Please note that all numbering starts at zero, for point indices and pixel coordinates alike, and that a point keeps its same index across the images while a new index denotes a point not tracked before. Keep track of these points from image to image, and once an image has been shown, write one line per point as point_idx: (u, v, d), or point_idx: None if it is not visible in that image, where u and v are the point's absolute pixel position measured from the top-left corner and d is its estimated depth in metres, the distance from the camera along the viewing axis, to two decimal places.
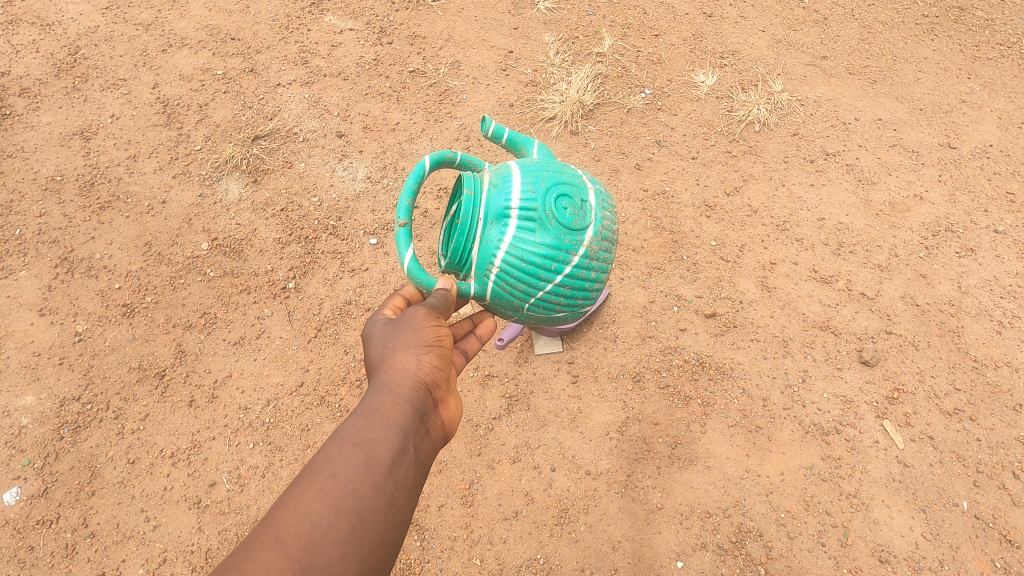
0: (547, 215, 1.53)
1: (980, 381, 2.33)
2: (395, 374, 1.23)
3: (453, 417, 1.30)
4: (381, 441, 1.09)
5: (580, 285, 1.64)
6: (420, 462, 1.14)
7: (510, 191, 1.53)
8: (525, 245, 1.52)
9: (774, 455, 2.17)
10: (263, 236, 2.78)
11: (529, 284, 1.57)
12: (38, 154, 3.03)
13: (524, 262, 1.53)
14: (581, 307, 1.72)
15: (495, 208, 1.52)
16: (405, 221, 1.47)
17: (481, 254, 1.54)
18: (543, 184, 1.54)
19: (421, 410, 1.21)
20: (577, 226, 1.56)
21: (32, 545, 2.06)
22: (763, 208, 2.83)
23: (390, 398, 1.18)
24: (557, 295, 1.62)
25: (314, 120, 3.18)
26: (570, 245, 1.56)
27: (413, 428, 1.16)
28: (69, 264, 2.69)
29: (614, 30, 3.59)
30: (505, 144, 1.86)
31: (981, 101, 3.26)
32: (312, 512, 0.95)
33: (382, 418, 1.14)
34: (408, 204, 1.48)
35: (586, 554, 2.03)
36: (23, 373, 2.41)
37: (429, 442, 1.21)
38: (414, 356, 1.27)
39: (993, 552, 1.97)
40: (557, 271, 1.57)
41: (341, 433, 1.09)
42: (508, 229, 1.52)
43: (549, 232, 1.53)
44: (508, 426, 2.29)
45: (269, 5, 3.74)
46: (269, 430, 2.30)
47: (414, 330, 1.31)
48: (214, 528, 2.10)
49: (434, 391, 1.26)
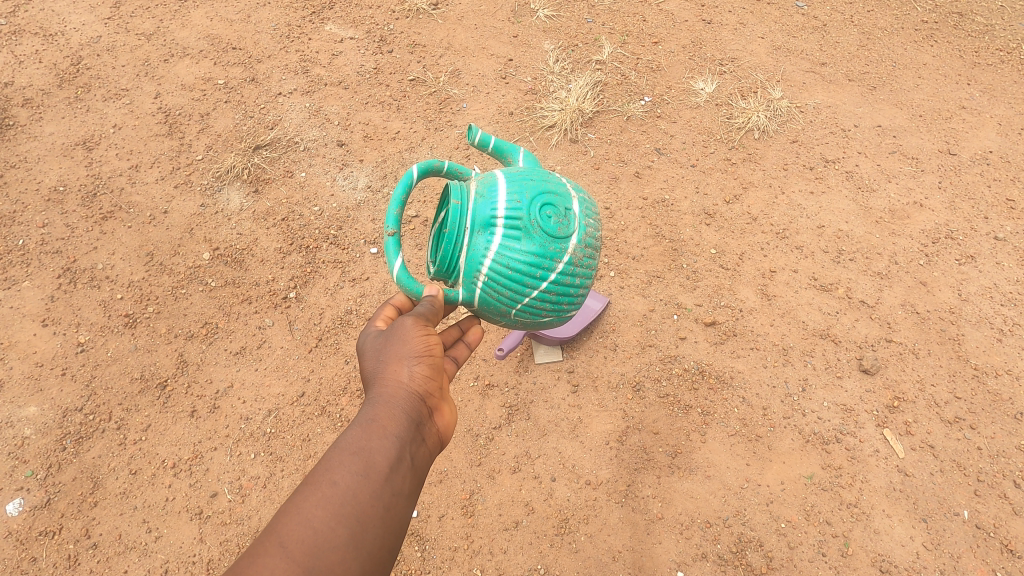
0: (532, 223, 1.52)
1: (981, 390, 2.33)
2: (390, 385, 1.24)
3: (447, 425, 1.30)
4: (379, 449, 1.10)
5: (566, 291, 1.63)
6: (417, 469, 1.15)
7: (496, 200, 1.53)
8: (511, 253, 1.52)
9: (774, 464, 2.18)
10: (264, 246, 2.79)
11: (515, 291, 1.56)
12: (41, 165, 3.05)
13: (509, 269, 1.53)
14: (567, 312, 1.71)
15: (482, 217, 1.53)
16: (394, 230, 1.46)
17: (468, 262, 1.55)
18: (528, 194, 1.54)
19: (416, 419, 1.21)
20: (561, 233, 1.55)
21: (34, 556, 2.07)
22: (763, 215, 2.83)
23: (387, 408, 1.19)
24: (543, 301, 1.61)
25: (314, 129, 3.20)
26: (555, 251, 1.55)
27: (410, 436, 1.17)
28: (72, 275, 2.70)
29: (614, 38, 3.60)
30: (492, 152, 1.84)
31: (981, 107, 3.26)
32: (314, 518, 0.96)
33: (379, 427, 1.14)
34: (396, 214, 1.47)
35: (587, 564, 2.03)
36: (26, 384, 2.43)
37: (425, 449, 1.22)
38: (409, 367, 1.27)
39: (994, 562, 1.97)
40: (543, 277, 1.56)
41: (339, 442, 1.09)
42: (494, 237, 1.52)
43: (534, 240, 1.53)
44: (508, 435, 2.29)
45: (269, 14, 3.76)
46: (271, 440, 2.31)
47: (408, 340, 1.31)
48: (215, 539, 2.11)
49: (428, 400, 1.27)
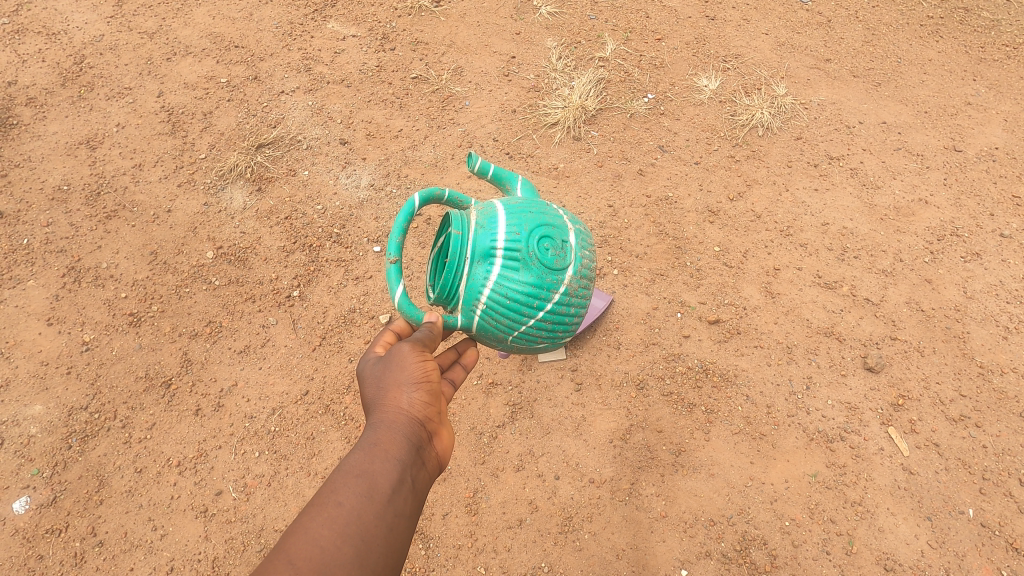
0: (530, 255, 1.54)
1: (986, 388, 2.32)
2: (390, 411, 1.24)
3: (446, 449, 1.29)
4: (381, 472, 1.10)
5: (561, 319, 1.65)
6: (418, 491, 1.15)
7: (496, 231, 1.53)
8: (509, 283, 1.53)
9: (778, 462, 2.17)
10: (268, 245, 2.80)
11: (513, 319, 1.58)
12: (45, 164, 3.06)
13: (507, 298, 1.54)
14: (561, 339, 1.73)
15: (482, 247, 1.53)
16: (396, 257, 1.48)
17: (467, 290, 1.54)
18: (527, 226, 1.55)
19: (416, 443, 1.21)
20: (558, 266, 1.57)
21: (41, 554, 2.08)
22: (766, 213, 2.82)
23: (388, 433, 1.19)
24: (539, 329, 1.63)
25: (317, 127, 3.19)
26: (552, 283, 1.57)
27: (411, 460, 1.17)
28: (76, 274, 2.71)
29: (616, 34, 3.59)
30: (490, 179, 1.86)
31: (987, 103, 3.24)
32: (321, 537, 0.96)
33: (381, 451, 1.14)
34: (398, 242, 1.48)
35: (591, 562, 2.03)
36: (32, 382, 2.43)
37: (426, 473, 1.21)
38: (408, 394, 1.27)
39: (1000, 561, 1.97)
40: (539, 307, 1.58)
41: (343, 465, 1.09)
42: (494, 267, 1.52)
43: (532, 271, 1.54)
44: (512, 433, 2.29)
45: (272, 12, 3.76)
46: (275, 439, 2.31)
47: (406, 366, 1.31)
48: (221, 537, 2.12)
49: (427, 424, 1.26)
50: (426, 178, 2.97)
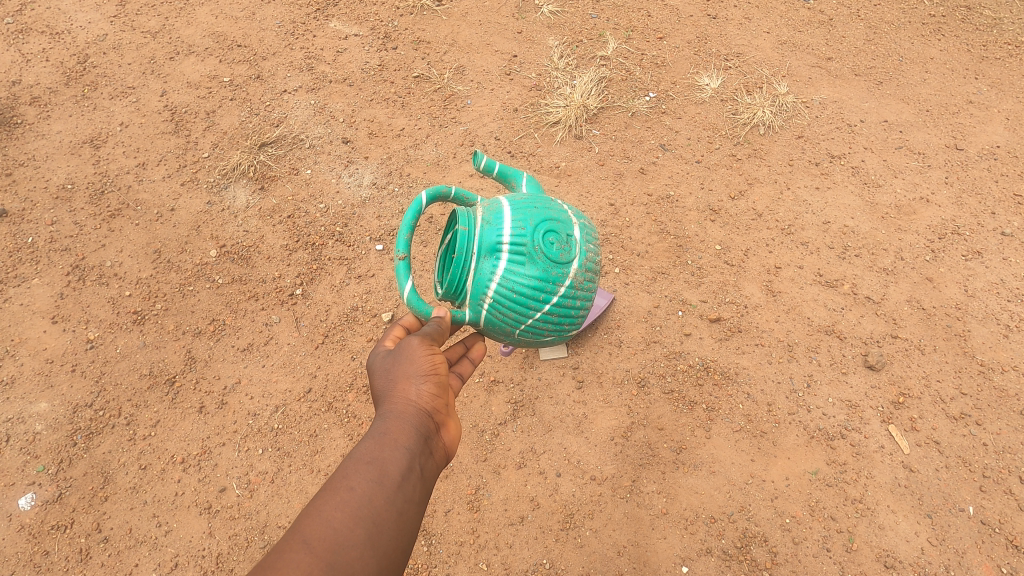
0: (536, 249, 1.55)
1: (987, 386, 2.32)
2: (399, 402, 1.25)
3: (454, 440, 1.30)
4: (391, 459, 1.11)
5: (567, 313, 1.66)
6: (427, 479, 1.16)
7: (502, 227, 1.55)
8: (515, 277, 1.54)
9: (779, 459, 2.18)
10: (271, 243, 2.81)
11: (520, 313, 1.59)
12: (49, 163, 3.07)
13: (514, 292, 1.55)
14: (568, 332, 1.74)
15: (489, 243, 1.54)
16: (404, 254, 1.49)
17: (475, 285, 1.56)
18: (532, 221, 1.56)
19: (424, 434, 1.22)
20: (564, 259, 1.58)
21: (47, 549, 2.10)
22: (768, 211, 2.83)
23: (398, 423, 1.20)
24: (545, 322, 1.64)
25: (320, 127, 3.20)
26: (558, 276, 1.58)
27: (419, 449, 1.18)
28: (81, 272, 2.72)
29: (618, 32, 3.60)
30: (495, 177, 1.87)
31: (989, 101, 3.24)
32: (334, 518, 0.98)
33: (391, 440, 1.15)
34: (406, 239, 1.50)
35: (592, 559, 2.04)
36: (37, 380, 2.45)
37: (434, 462, 1.22)
38: (416, 386, 1.28)
39: (999, 558, 1.97)
40: (546, 300, 1.59)
41: (353, 453, 1.11)
42: (500, 262, 1.54)
43: (538, 265, 1.55)
44: (514, 430, 2.30)
45: (275, 11, 3.78)
46: (278, 436, 2.33)
47: (414, 360, 1.32)
48: (225, 533, 2.14)
49: (435, 416, 1.27)
50: (428, 177, 2.98)
